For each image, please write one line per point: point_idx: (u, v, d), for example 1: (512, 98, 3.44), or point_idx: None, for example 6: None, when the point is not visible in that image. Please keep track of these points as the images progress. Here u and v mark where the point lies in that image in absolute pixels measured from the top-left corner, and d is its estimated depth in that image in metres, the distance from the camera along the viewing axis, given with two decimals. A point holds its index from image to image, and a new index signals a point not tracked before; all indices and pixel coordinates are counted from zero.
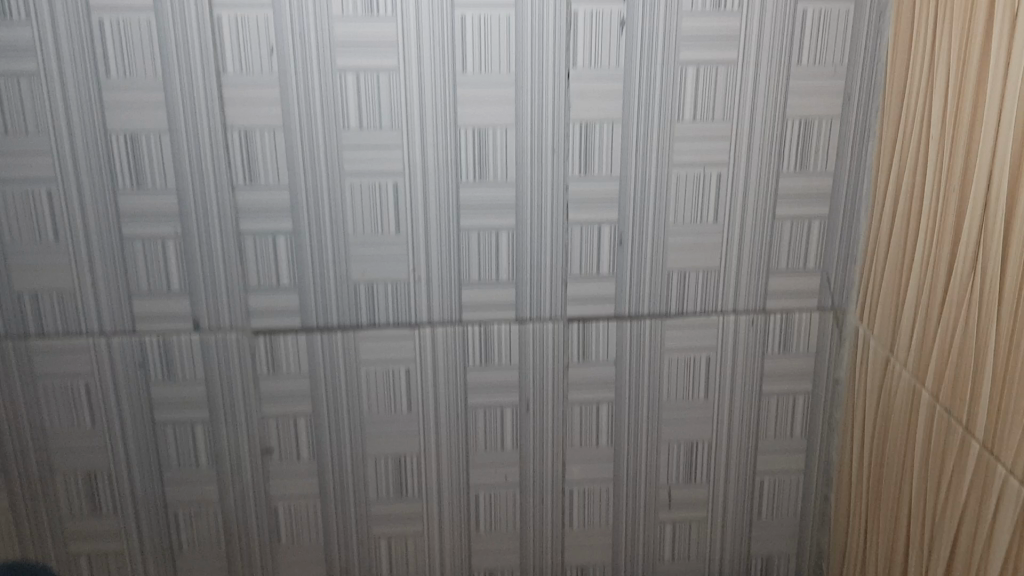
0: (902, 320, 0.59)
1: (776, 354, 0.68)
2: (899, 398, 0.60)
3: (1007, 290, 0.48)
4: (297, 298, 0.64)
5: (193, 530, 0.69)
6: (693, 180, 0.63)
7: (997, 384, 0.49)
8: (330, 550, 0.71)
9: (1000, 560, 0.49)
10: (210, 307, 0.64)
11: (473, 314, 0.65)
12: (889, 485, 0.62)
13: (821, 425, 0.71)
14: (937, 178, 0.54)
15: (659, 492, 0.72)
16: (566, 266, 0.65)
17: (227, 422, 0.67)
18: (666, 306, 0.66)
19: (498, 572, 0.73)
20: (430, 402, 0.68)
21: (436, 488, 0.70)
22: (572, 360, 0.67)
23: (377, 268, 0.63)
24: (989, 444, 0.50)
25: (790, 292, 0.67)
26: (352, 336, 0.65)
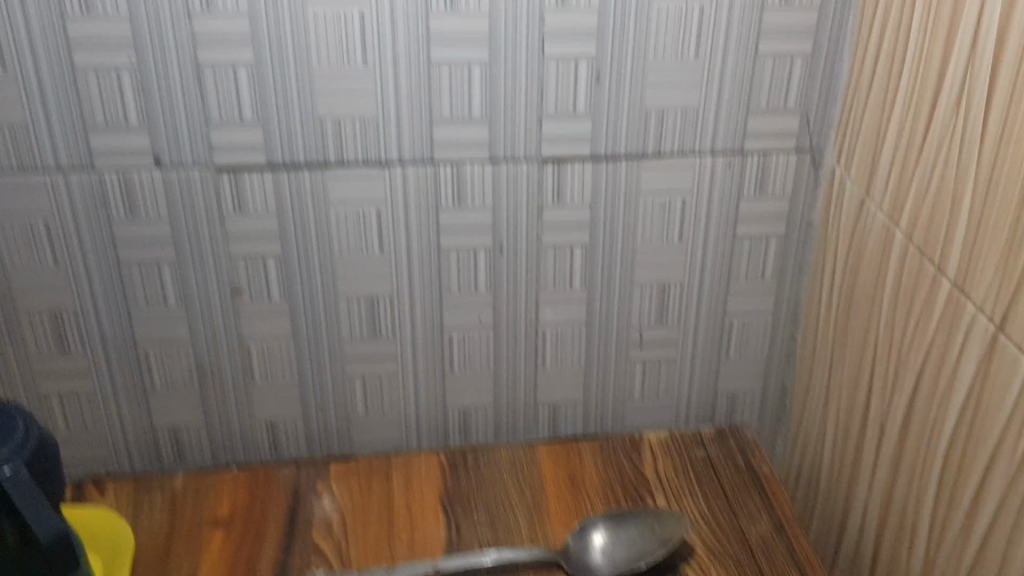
0: (881, 160, 0.58)
1: (752, 196, 0.68)
2: (872, 239, 0.60)
3: (991, 127, 0.47)
4: (262, 135, 0.61)
5: (165, 368, 0.69)
6: (675, 15, 0.60)
7: (973, 224, 0.49)
8: (304, 387, 0.72)
9: (963, 395, 0.50)
10: (171, 144, 0.61)
11: (444, 154, 0.64)
12: (857, 325, 0.63)
13: (792, 267, 0.71)
14: (927, 12, 0.52)
15: (631, 333, 0.72)
16: (540, 104, 0.63)
17: (194, 262, 0.66)
18: (642, 146, 0.65)
19: (471, 410, 0.74)
20: (402, 243, 0.67)
21: (409, 329, 0.70)
22: (546, 202, 0.66)
23: (345, 103, 0.61)
24: (959, 283, 0.50)
25: (769, 132, 0.66)
26: (320, 174, 0.63)
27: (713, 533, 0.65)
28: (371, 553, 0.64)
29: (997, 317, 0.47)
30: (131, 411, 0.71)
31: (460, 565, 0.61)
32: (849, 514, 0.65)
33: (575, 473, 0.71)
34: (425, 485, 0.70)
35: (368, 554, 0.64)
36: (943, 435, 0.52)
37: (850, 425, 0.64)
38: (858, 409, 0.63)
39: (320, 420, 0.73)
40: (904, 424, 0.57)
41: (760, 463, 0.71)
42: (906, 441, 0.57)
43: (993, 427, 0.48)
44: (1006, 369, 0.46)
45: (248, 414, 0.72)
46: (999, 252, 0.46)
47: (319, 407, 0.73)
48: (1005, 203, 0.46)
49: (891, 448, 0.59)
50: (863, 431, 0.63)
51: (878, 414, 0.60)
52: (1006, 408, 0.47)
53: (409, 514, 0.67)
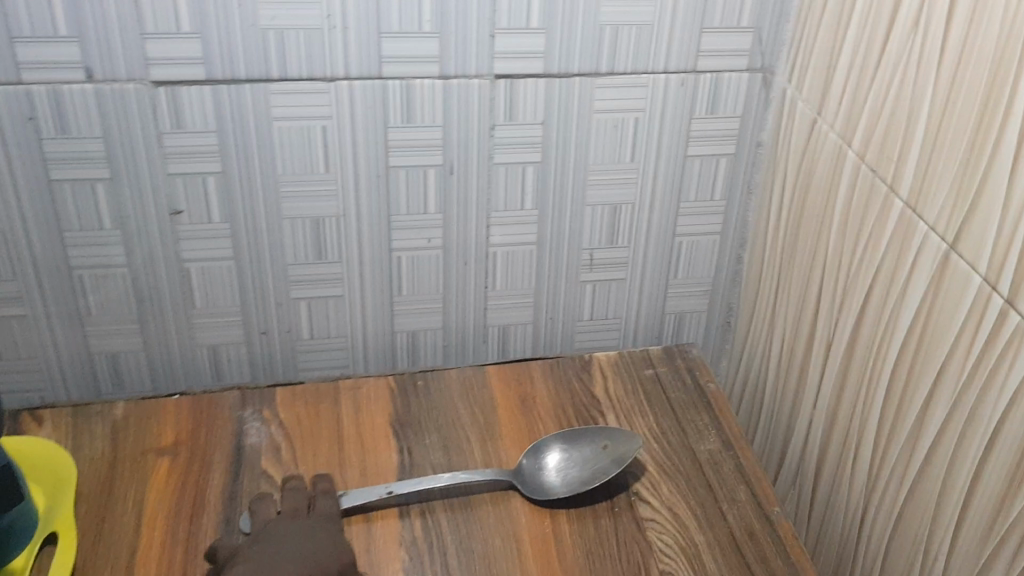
0: (835, 79, 0.58)
1: (703, 116, 0.67)
2: (823, 158, 0.60)
3: (949, 47, 0.47)
4: (200, 47, 0.58)
5: (102, 292, 0.67)
6: None
7: (928, 144, 0.49)
8: (247, 311, 0.70)
9: (913, 312, 0.51)
10: (104, 56, 0.57)
11: (394, 70, 0.61)
12: (806, 244, 0.64)
13: (741, 187, 0.71)
14: None
15: (581, 254, 0.72)
16: (493, 18, 0.61)
17: (130, 181, 0.62)
18: (596, 63, 0.64)
19: (419, 333, 0.74)
20: (349, 162, 0.65)
21: (357, 250, 0.69)
22: (498, 120, 0.65)
23: (288, 15, 0.58)
24: (912, 202, 0.51)
25: (723, 50, 0.65)
26: (262, 89, 0.60)
27: (663, 453, 0.66)
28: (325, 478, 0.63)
29: (949, 237, 0.48)
30: (66, 338, 0.68)
31: (414, 489, 0.61)
32: (795, 430, 0.67)
33: (526, 393, 0.70)
34: (375, 408, 0.69)
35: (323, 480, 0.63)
36: (893, 350, 0.54)
37: (796, 343, 0.66)
38: (804, 327, 0.64)
39: (264, 344, 0.72)
40: (853, 342, 0.58)
41: (707, 380, 0.72)
42: (853, 359, 0.58)
43: (942, 345, 0.49)
44: (957, 287, 0.47)
45: (189, 340, 0.70)
46: (954, 172, 0.47)
47: (263, 331, 0.71)
48: (961, 124, 0.46)
49: (839, 365, 0.60)
50: (809, 350, 0.64)
51: (825, 332, 0.62)
52: (956, 325, 0.48)
53: (360, 439, 0.66)
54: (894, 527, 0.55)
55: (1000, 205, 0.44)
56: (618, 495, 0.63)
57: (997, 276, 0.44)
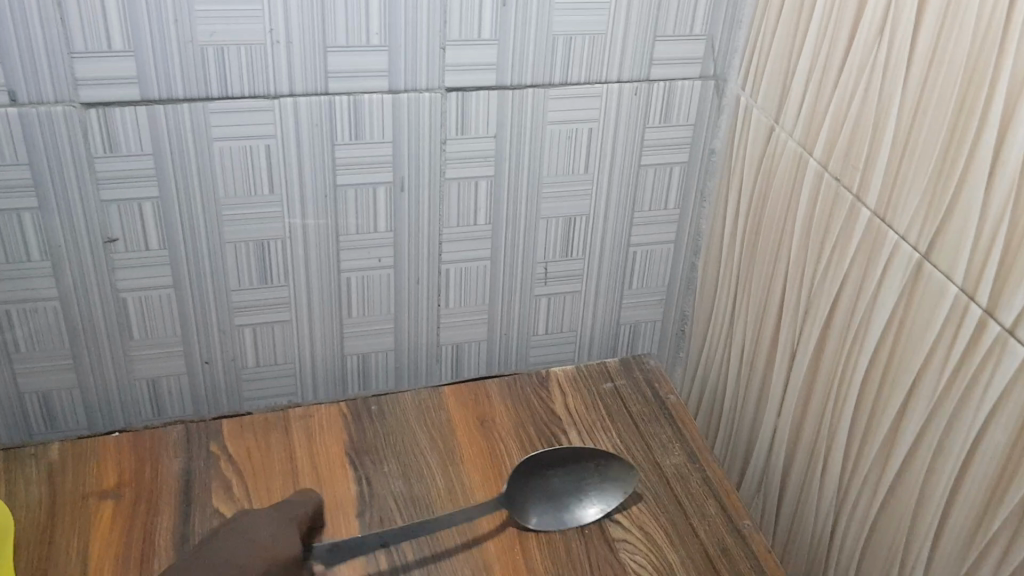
0: (794, 88, 0.58)
1: (657, 125, 0.66)
2: (782, 167, 0.60)
3: (918, 58, 0.47)
4: (134, 66, 0.55)
5: (31, 328, 0.62)
6: None
7: (897, 154, 0.49)
8: (188, 341, 0.66)
9: (885, 322, 0.51)
10: (29, 78, 0.53)
11: (340, 85, 0.59)
12: (766, 252, 0.63)
13: (694, 195, 0.71)
14: None
15: (536, 268, 0.70)
16: (443, 29, 0.58)
17: (60, 209, 0.58)
18: (549, 74, 0.62)
19: (371, 355, 0.71)
20: (295, 181, 0.62)
21: (304, 272, 0.66)
22: (449, 135, 0.63)
23: (229, 30, 0.55)
24: (882, 211, 0.51)
25: (675, 59, 0.64)
26: (201, 108, 0.57)
27: (630, 469, 0.65)
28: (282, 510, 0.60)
29: (922, 247, 0.48)
30: None
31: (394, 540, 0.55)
32: (758, 439, 0.67)
33: (485, 413, 0.68)
34: (329, 437, 0.66)
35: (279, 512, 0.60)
36: (863, 360, 0.54)
37: (759, 351, 0.65)
38: (767, 336, 0.64)
39: (207, 374, 0.68)
40: (819, 352, 0.58)
41: (667, 392, 0.71)
42: (820, 369, 0.58)
43: (916, 355, 0.49)
44: (932, 297, 0.47)
45: (127, 373, 0.66)
46: (926, 181, 0.47)
47: (206, 361, 0.67)
48: (931, 133, 0.46)
49: (805, 375, 0.60)
50: (772, 358, 0.64)
51: (789, 341, 0.61)
52: (931, 335, 0.48)
53: (315, 471, 0.63)
54: (868, 537, 0.55)
55: (978, 214, 0.44)
56: (587, 516, 0.61)
57: (975, 286, 0.45)
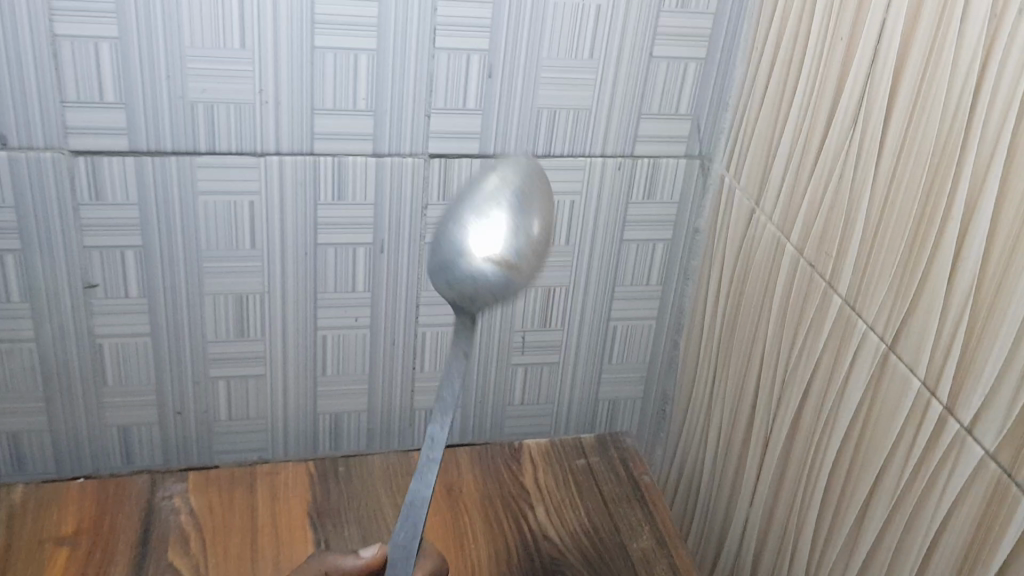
0: (773, 173, 0.58)
1: (640, 201, 0.67)
2: (760, 252, 0.60)
3: (887, 150, 0.47)
4: (125, 117, 0.56)
5: (5, 368, 0.63)
6: (571, 10, 0.59)
7: (866, 243, 0.49)
8: (162, 390, 0.66)
9: (852, 412, 0.51)
10: (20, 124, 0.55)
11: (326, 146, 0.60)
12: (743, 335, 0.63)
13: (676, 273, 0.71)
14: (825, 26, 0.52)
15: (513, 336, 0.71)
16: (429, 96, 0.60)
17: (42, 252, 0.59)
18: (533, 145, 0.63)
19: (344, 416, 0.71)
20: (276, 238, 0.62)
21: (281, 328, 0.66)
22: (431, 200, 0.63)
23: (219, 87, 0.56)
24: (851, 299, 0.50)
25: (660, 138, 0.65)
26: (188, 162, 0.58)
27: (593, 547, 0.64)
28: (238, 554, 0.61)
29: (888, 337, 0.47)
30: None
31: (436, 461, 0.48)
32: (729, 526, 0.66)
33: (452, 481, 0.68)
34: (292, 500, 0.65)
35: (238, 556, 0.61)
36: (831, 449, 0.53)
37: (734, 435, 0.65)
38: (741, 418, 0.63)
39: (178, 425, 0.68)
40: (789, 439, 0.57)
41: (641, 471, 0.71)
42: (791, 455, 0.57)
43: (881, 449, 0.48)
44: (896, 391, 0.47)
45: (98, 420, 0.66)
46: (893, 270, 0.47)
47: (178, 412, 0.68)
48: (899, 224, 0.46)
49: (775, 462, 0.59)
50: (746, 442, 0.63)
51: (762, 427, 0.61)
52: (894, 429, 0.47)
53: (275, 529, 0.63)
54: None
55: (940, 309, 0.44)
56: None
57: (936, 382, 0.44)
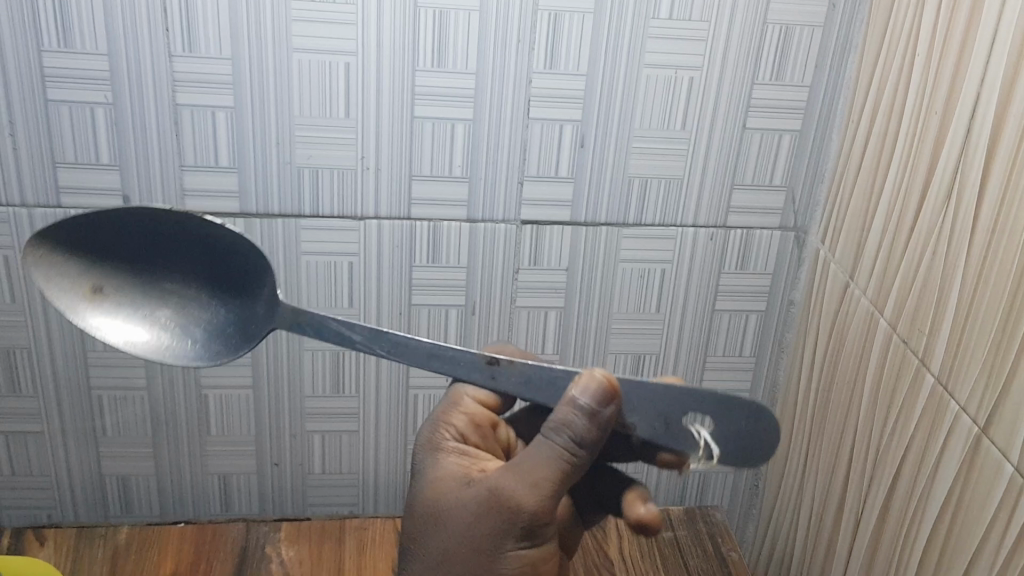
0: (867, 243, 0.57)
1: (733, 271, 0.67)
2: (853, 326, 0.59)
3: (981, 226, 0.46)
4: (237, 181, 0.60)
5: (118, 415, 0.67)
6: (663, 82, 0.60)
7: (960, 321, 0.47)
8: (260, 442, 0.69)
9: (943, 497, 0.49)
10: (142, 186, 0.60)
11: (421, 211, 0.62)
12: (835, 411, 0.61)
13: (771, 345, 0.70)
14: (920, 97, 0.52)
15: None
16: (523, 165, 0.61)
17: None
18: (623, 214, 0.64)
19: None
20: (373, 297, 0.65)
21: (376, 386, 0.68)
22: (523, 265, 0.65)
23: (324, 154, 0.60)
24: (944, 378, 0.49)
25: (754, 209, 0.65)
26: (293, 224, 0.62)
27: None
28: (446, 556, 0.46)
29: (980, 420, 0.46)
30: (80, 458, 0.68)
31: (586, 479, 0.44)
32: None
33: None
34: (438, 477, 0.48)
35: (452, 553, 0.46)
36: (922, 535, 0.51)
37: (825, 516, 0.62)
38: (833, 498, 0.61)
39: (276, 476, 0.71)
40: (881, 521, 0.55)
41: (729, 548, 0.69)
42: (882, 538, 0.55)
43: (972, 537, 0.46)
44: (988, 477, 0.45)
45: (201, 467, 0.70)
46: (986, 348, 0.45)
47: (276, 463, 0.70)
48: (993, 301, 0.45)
49: (865, 545, 0.57)
50: (838, 522, 0.61)
51: (853, 507, 0.59)
52: (985, 517, 0.45)
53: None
54: None
55: None
56: None
57: None
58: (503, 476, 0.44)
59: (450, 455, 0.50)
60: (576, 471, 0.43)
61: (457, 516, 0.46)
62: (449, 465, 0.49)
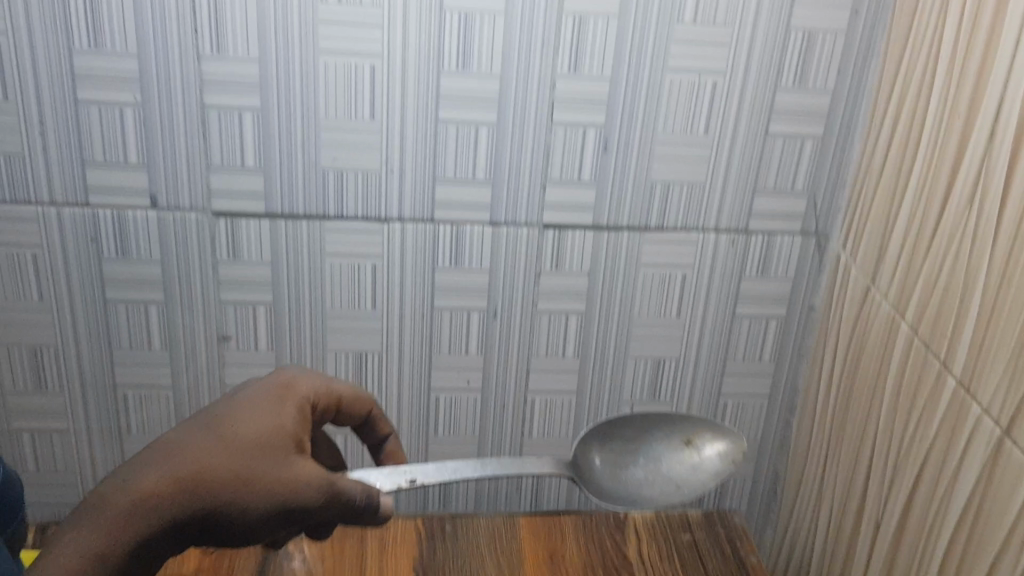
0: (888, 249, 0.57)
1: (754, 277, 0.67)
2: (874, 331, 0.59)
3: (1004, 229, 0.46)
4: (263, 182, 0.61)
5: (143, 414, 0.68)
6: (687, 87, 0.60)
7: (982, 324, 0.48)
8: None
9: (964, 499, 0.49)
10: (169, 186, 0.60)
11: (445, 214, 0.63)
12: (854, 416, 0.61)
13: (790, 350, 0.70)
14: (943, 104, 0.52)
15: (622, 407, 0.72)
16: (545, 168, 0.62)
17: (182, 307, 0.64)
18: (645, 219, 0.64)
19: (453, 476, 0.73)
20: (396, 300, 0.65)
21: (397, 385, 0.69)
22: (545, 269, 0.65)
23: (349, 155, 0.60)
24: (966, 381, 0.49)
25: (776, 215, 0.65)
26: (318, 225, 0.62)
27: None
28: (206, 471, 0.44)
29: (1003, 422, 0.46)
30: (104, 456, 0.69)
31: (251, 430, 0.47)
32: None
33: (556, 548, 0.68)
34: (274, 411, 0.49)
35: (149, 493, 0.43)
36: (942, 541, 0.51)
37: (844, 521, 0.63)
38: (852, 503, 0.61)
39: None
40: (901, 524, 0.55)
41: (747, 551, 0.69)
42: (902, 542, 0.55)
43: (994, 540, 0.46)
44: (1010, 479, 0.45)
45: None
46: (1009, 352, 0.45)
47: None
48: (1016, 306, 0.45)
49: (885, 549, 0.57)
50: (857, 528, 0.61)
51: (873, 511, 0.59)
52: (1007, 520, 0.45)
53: None
54: None
55: None
56: None
57: None
58: (241, 420, 0.47)
59: (287, 406, 0.50)
60: (213, 447, 0.46)
61: (191, 448, 0.45)
62: (289, 411, 0.50)
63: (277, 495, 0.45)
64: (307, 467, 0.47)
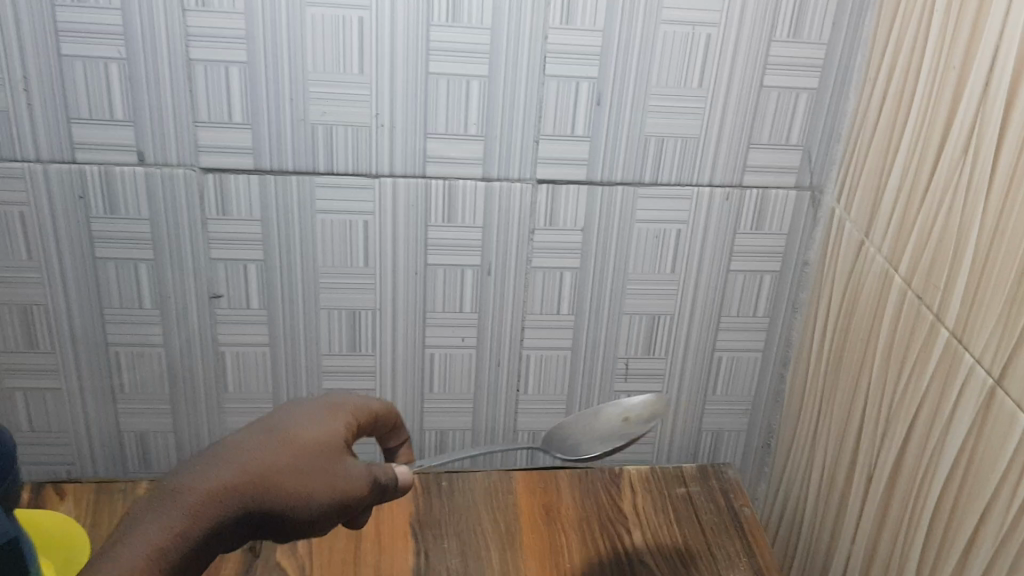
0: (883, 203, 0.57)
1: (748, 231, 0.67)
2: (868, 285, 0.59)
3: (997, 179, 0.45)
4: (251, 138, 0.60)
5: (136, 373, 0.68)
6: (681, 39, 0.59)
7: (975, 275, 0.47)
8: (277, 397, 0.70)
9: (956, 450, 0.49)
10: (157, 142, 0.60)
11: (437, 169, 0.62)
12: (848, 370, 0.61)
13: (785, 305, 0.70)
14: (938, 54, 0.51)
15: (617, 362, 0.71)
16: (538, 123, 0.61)
17: (172, 265, 0.64)
18: (639, 173, 0.63)
19: (448, 433, 0.73)
20: (388, 257, 0.65)
21: (390, 343, 0.69)
22: (538, 225, 0.65)
23: (338, 110, 0.59)
24: (958, 332, 0.49)
25: (771, 168, 0.64)
26: (308, 181, 0.62)
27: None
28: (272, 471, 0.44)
29: (995, 372, 0.46)
30: (98, 415, 0.69)
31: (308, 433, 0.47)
32: (830, 568, 0.64)
33: (551, 502, 0.68)
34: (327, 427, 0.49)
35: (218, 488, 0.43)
36: (933, 492, 0.51)
37: (837, 474, 0.63)
38: (845, 456, 0.62)
39: None
40: (893, 476, 0.55)
41: (741, 504, 0.69)
42: (894, 494, 0.55)
43: (984, 490, 0.46)
44: (1001, 430, 0.45)
45: (217, 424, 0.71)
46: (1001, 304, 0.45)
47: None
48: (1008, 257, 0.45)
49: (878, 500, 0.57)
50: (850, 480, 0.61)
51: (866, 464, 0.59)
52: (998, 470, 0.45)
53: (376, 540, 0.64)
54: None
55: None
56: None
57: None
58: (300, 426, 0.47)
59: (339, 416, 0.50)
60: (277, 447, 0.45)
61: (256, 446, 0.45)
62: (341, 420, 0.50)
63: (334, 500, 0.45)
64: (362, 476, 0.47)
